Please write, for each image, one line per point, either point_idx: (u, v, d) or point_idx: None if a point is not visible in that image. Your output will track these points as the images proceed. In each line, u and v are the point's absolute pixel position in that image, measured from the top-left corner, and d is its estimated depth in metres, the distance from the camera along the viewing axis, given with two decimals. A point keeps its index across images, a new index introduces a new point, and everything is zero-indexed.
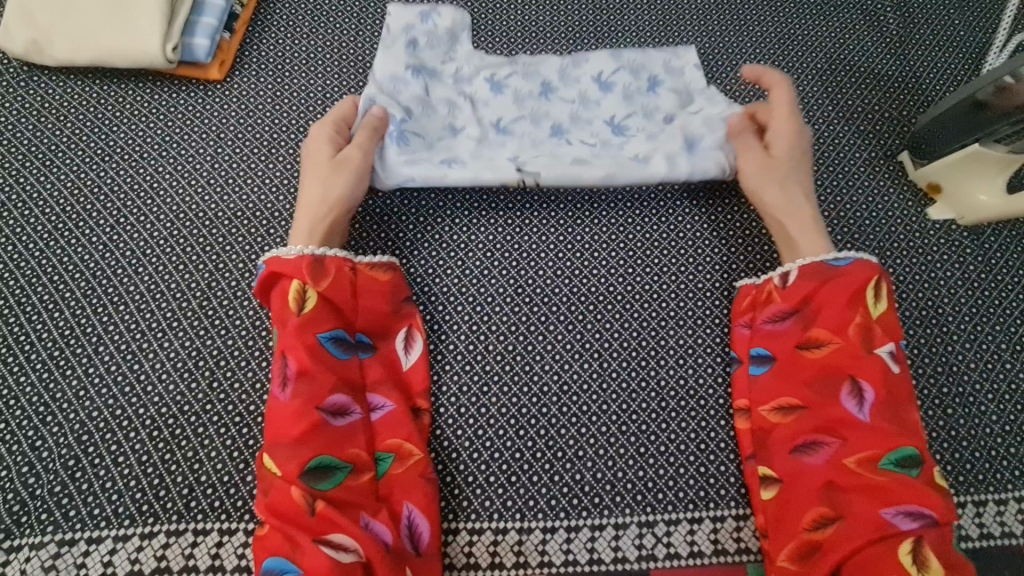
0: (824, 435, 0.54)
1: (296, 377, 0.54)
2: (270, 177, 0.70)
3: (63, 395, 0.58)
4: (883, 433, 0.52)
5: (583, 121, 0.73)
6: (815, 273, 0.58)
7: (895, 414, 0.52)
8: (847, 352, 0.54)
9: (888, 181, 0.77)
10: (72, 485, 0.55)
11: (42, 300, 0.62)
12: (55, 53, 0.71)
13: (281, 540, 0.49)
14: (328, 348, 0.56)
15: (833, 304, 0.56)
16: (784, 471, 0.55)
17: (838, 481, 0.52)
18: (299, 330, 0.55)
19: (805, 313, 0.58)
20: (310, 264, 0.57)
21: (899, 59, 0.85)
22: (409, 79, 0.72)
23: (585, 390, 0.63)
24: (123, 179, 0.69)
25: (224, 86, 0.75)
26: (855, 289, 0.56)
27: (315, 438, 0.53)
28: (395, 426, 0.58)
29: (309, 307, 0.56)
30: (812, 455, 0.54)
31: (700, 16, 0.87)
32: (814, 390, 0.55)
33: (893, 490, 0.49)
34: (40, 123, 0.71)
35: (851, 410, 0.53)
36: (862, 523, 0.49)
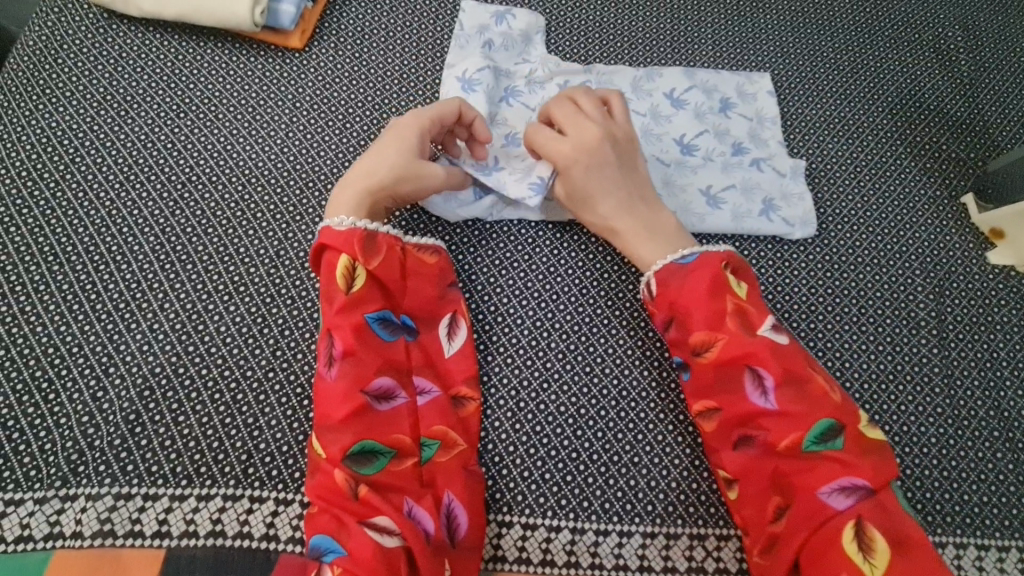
0: (750, 428, 0.54)
1: (342, 358, 0.54)
2: (343, 152, 0.70)
3: (127, 348, 0.58)
4: (797, 413, 0.52)
5: (653, 135, 0.75)
6: (670, 275, 0.60)
7: (796, 392, 0.53)
8: (736, 344, 0.54)
9: (951, 221, 0.77)
10: (131, 439, 0.54)
11: (109, 251, 0.62)
12: (140, 4, 0.70)
13: (328, 518, 0.49)
14: (372, 329, 0.56)
15: (697, 305, 0.57)
16: (733, 471, 0.55)
17: (781, 470, 0.53)
18: (345, 309, 0.55)
19: (685, 316, 0.58)
20: (360, 238, 0.57)
21: (968, 101, 0.85)
22: (481, 78, 0.72)
23: (644, 398, 0.63)
24: (197, 138, 0.68)
25: (302, 55, 0.74)
26: (716, 279, 0.57)
27: (358, 421, 0.52)
28: (438, 413, 0.57)
29: (357, 287, 0.56)
30: (748, 449, 0.55)
31: (776, 38, 0.87)
32: (716, 384, 0.56)
33: (824, 470, 0.51)
34: (116, 73, 0.70)
35: (757, 401, 0.54)
36: (809, 510, 0.51)
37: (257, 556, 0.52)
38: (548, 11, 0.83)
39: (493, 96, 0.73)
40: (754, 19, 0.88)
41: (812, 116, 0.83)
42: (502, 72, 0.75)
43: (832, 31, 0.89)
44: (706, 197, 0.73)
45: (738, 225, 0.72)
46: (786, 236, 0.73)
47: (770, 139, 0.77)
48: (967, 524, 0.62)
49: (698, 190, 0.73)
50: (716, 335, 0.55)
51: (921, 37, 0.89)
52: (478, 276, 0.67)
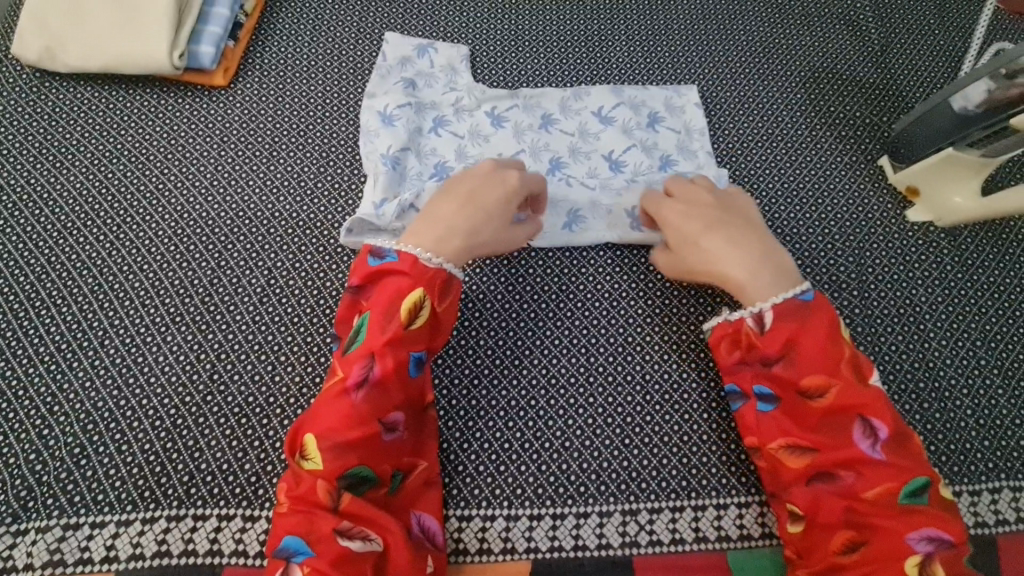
0: (842, 470, 0.52)
1: (373, 385, 0.54)
2: (270, 179, 0.73)
3: (70, 385, 0.60)
4: (897, 462, 0.52)
5: (580, 154, 0.76)
6: (789, 316, 0.57)
7: (901, 447, 0.52)
8: (849, 393, 0.53)
9: (868, 184, 0.80)
10: (78, 471, 0.57)
11: (50, 295, 0.65)
12: (67, 60, 0.74)
13: (302, 519, 0.49)
14: (410, 367, 0.56)
15: (815, 347, 0.55)
16: (807, 501, 0.54)
17: (862, 508, 0.51)
18: (396, 341, 0.55)
19: (793, 358, 0.56)
20: (442, 282, 0.58)
21: (879, 68, 0.88)
22: (403, 112, 0.75)
23: (572, 384, 0.65)
24: (130, 181, 0.72)
25: (228, 92, 0.78)
26: (832, 330, 0.55)
27: (369, 446, 0.53)
28: (427, 446, 0.59)
29: (417, 324, 0.56)
30: (832, 485, 0.53)
31: (689, 26, 0.90)
32: (816, 430, 0.54)
33: (912, 518, 0.50)
34: (51, 127, 0.74)
35: (863, 445, 0.52)
36: (887, 547, 0.50)
37: (202, 570, 0.55)
38: (462, 25, 0.86)
39: (416, 128, 0.75)
40: (666, 11, 0.91)
41: (727, 98, 0.86)
42: (427, 106, 0.78)
43: (743, 14, 0.92)
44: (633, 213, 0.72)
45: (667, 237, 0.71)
46: None
47: (698, 150, 0.78)
48: None
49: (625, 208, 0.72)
50: (832, 382, 0.54)
51: (831, 11, 0.92)
52: None
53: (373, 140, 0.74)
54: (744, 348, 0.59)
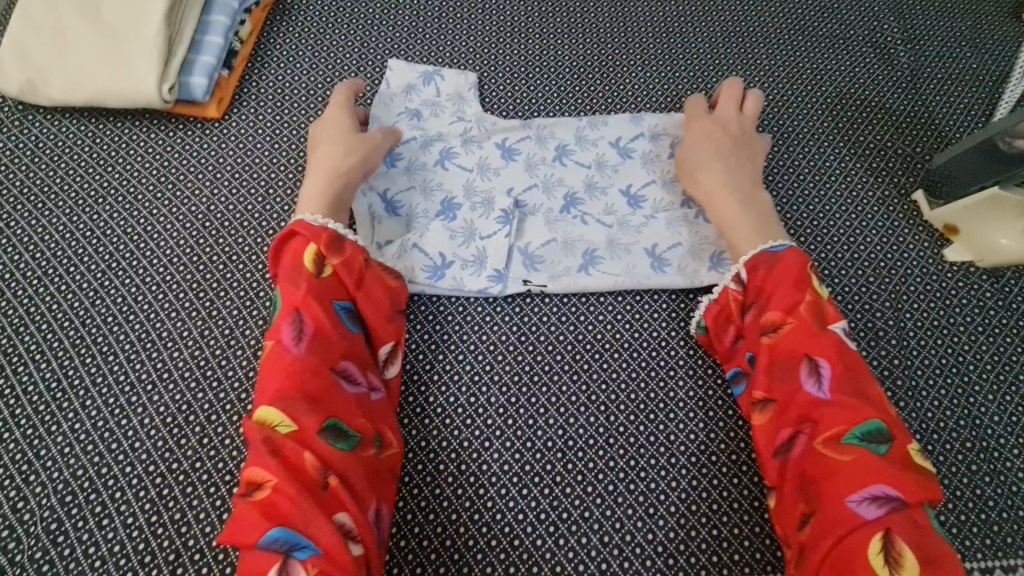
0: (795, 425, 0.52)
1: (311, 338, 0.53)
2: (266, 219, 0.69)
3: (48, 452, 0.56)
4: (849, 406, 0.51)
5: (597, 189, 0.71)
6: (758, 264, 0.59)
7: (854, 390, 0.51)
8: (798, 332, 0.54)
9: (902, 220, 0.75)
10: (54, 549, 0.52)
11: (29, 351, 0.60)
12: (50, 93, 0.69)
13: (291, 504, 0.46)
14: (341, 317, 0.56)
15: (781, 289, 0.56)
16: (773, 471, 0.53)
17: (814, 470, 0.50)
18: (313, 292, 0.55)
19: (761, 300, 0.57)
20: (330, 237, 0.58)
21: (910, 95, 0.83)
22: (409, 148, 0.72)
23: (591, 445, 0.60)
24: (116, 223, 0.67)
25: (221, 124, 0.73)
26: (800, 274, 0.56)
27: (331, 401, 0.51)
28: (387, 414, 0.57)
29: (325, 273, 0.56)
30: (793, 447, 0.52)
31: (709, 49, 0.85)
32: (770, 374, 0.55)
33: (861, 470, 0.48)
34: (33, 164, 0.70)
35: (811, 390, 0.52)
36: (834, 514, 0.47)
37: None
38: (470, 53, 0.81)
39: (423, 164, 0.71)
40: (685, 34, 0.86)
41: None
42: (435, 138, 0.73)
43: (765, 36, 0.87)
44: (652, 256, 0.68)
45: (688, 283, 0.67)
46: None
47: None
48: None
49: (643, 250, 0.68)
50: (786, 322, 0.55)
51: (857, 33, 0.88)
52: (413, 333, 0.65)
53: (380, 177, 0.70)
54: (727, 312, 0.61)
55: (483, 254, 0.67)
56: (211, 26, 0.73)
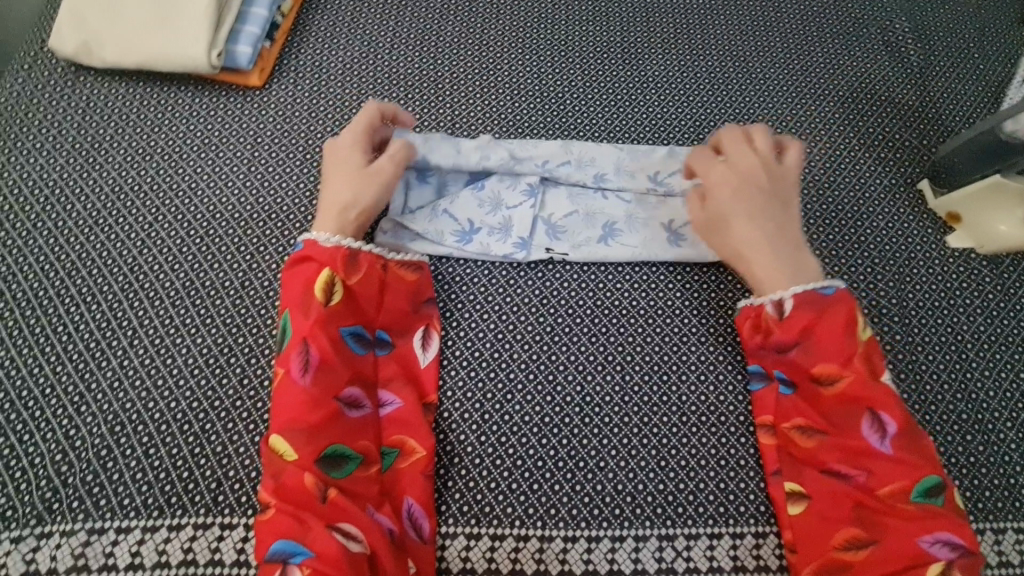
0: (851, 464, 0.55)
1: (315, 368, 0.55)
2: (303, 182, 0.72)
3: (98, 386, 0.59)
4: (907, 460, 0.53)
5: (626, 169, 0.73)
6: (811, 303, 0.59)
7: (915, 441, 0.54)
8: (859, 387, 0.55)
9: (908, 208, 0.78)
10: (104, 474, 0.56)
11: (80, 292, 0.64)
12: (104, 56, 0.73)
13: (290, 522, 0.50)
14: (347, 342, 0.59)
15: (833, 335, 0.57)
16: (813, 493, 0.57)
17: (868, 504, 0.54)
18: (323, 321, 0.57)
19: (809, 343, 0.59)
20: (344, 256, 0.60)
21: (919, 91, 0.87)
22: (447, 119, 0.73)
23: (607, 402, 0.63)
24: (163, 179, 0.71)
25: (262, 92, 0.77)
26: (850, 318, 0.57)
27: (330, 430, 0.55)
28: (401, 422, 0.60)
29: (334, 301, 0.58)
30: (842, 481, 0.55)
31: (726, 43, 0.90)
32: (828, 416, 0.57)
33: (921, 519, 0.51)
34: (84, 121, 0.73)
35: (872, 442, 0.54)
36: (888, 548, 0.52)
37: None
38: (498, 33, 0.87)
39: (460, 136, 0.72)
40: (704, 28, 0.91)
41: (764, 114, 0.85)
42: None
43: (781, 32, 0.91)
44: (669, 232, 0.71)
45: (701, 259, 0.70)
46: None
47: None
48: None
49: (661, 224, 0.71)
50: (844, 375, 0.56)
51: (869, 31, 0.92)
52: (440, 293, 0.68)
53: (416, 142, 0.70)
54: (764, 332, 0.62)
55: (508, 223, 0.70)
56: None
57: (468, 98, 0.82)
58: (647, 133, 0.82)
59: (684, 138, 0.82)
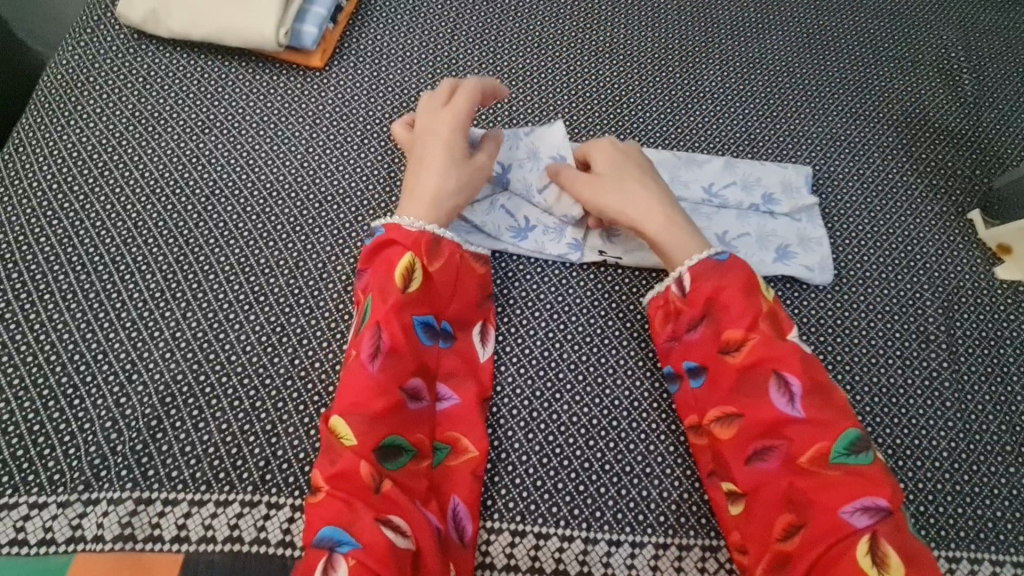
0: (771, 438, 0.54)
1: (385, 355, 0.55)
2: (360, 166, 0.72)
3: (150, 355, 0.59)
4: (820, 422, 0.53)
5: (681, 180, 0.76)
6: (704, 276, 0.60)
7: (823, 401, 0.53)
8: (760, 344, 0.55)
9: (958, 236, 0.78)
10: (153, 444, 0.55)
11: (135, 261, 0.64)
12: (170, 26, 0.73)
13: (339, 508, 0.49)
14: (417, 332, 0.58)
15: (734, 306, 0.58)
16: (746, 483, 0.54)
17: (798, 483, 0.52)
18: (399, 306, 0.57)
19: (714, 317, 0.59)
20: (427, 242, 0.61)
21: (972, 121, 0.87)
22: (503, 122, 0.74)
23: (655, 408, 0.63)
24: (220, 153, 0.71)
25: (323, 74, 0.77)
26: (745, 287, 0.58)
27: (391, 419, 0.54)
28: (458, 419, 0.59)
29: (412, 288, 0.58)
30: (766, 461, 0.54)
31: (782, 59, 0.90)
32: (736, 393, 0.56)
33: (845, 484, 0.50)
34: (145, 90, 0.73)
35: (782, 408, 0.54)
36: (825, 526, 0.49)
37: (274, 562, 0.53)
38: (557, 31, 0.87)
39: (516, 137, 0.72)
40: (760, 43, 0.91)
41: (818, 132, 0.85)
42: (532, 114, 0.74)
43: (837, 52, 0.91)
44: (721, 242, 0.73)
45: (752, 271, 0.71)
46: (801, 284, 0.73)
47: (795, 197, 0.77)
48: (982, 540, 0.62)
49: (713, 235, 0.73)
50: (749, 338, 0.56)
51: (924, 58, 0.92)
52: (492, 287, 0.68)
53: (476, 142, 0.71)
54: (675, 318, 0.62)
55: (563, 223, 0.70)
56: None
57: (526, 95, 0.82)
58: (701, 142, 0.82)
59: (738, 150, 0.82)
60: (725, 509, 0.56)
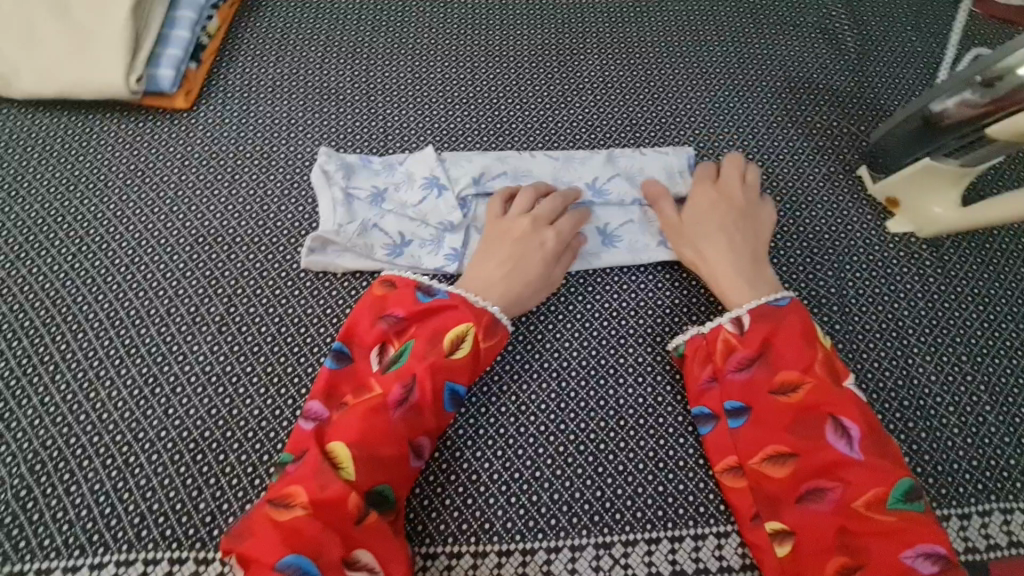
0: (826, 479, 0.53)
1: (412, 407, 0.56)
2: (232, 203, 0.71)
3: (19, 424, 0.58)
4: (877, 467, 0.52)
5: (563, 180, 0.72)
6: (763, 316, 0.59)
7: (880, 445, 0.53)
8: (823, 390, 0.55)
9: (847, 195, 0.78)
10: (24, 515, 0.55)
11: (1, 329, 0.63)
12: (22, 86, 0.72)
13: (315, 534, 0.49)
14: (446, 396, 0.57)
15: (791, 347, 0.57)
16: (797, 522, 0.53)
17: (852, 525, 0.51)
18: (435, 366, 0.56)
19: (767, 357, 0.58)
20: (489, 318, 0.60)
21: (856, 77, 0.87)
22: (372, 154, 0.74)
23: (543, 409, 0.63)
24: (87, 209, 0.70)
25: (190, 115, 0.76)
26: (805, 329, 0.58)
27: (398, 468, 0.54)
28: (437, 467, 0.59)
29: (460, 354, 0.58)
30: (820, 502, 0.52)
31: (663, 40, 0.90)
32: (794, 431, 0.55)
33: (903, 530, 0.49)
34: (7, 156, 0.72)
35: (842, 450, 0.53)
36: (880, 569, 0.49)
37: None
38: (431, 41, 0.86)
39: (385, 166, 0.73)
40: (640, 26, 0.91)
41: (701, 107, 0.84)
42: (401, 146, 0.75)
43: (718, 26, 0.91)
44: (604, 237, 0.71)
45: (636, 262, 0.70)
46: None
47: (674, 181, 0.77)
48: None
49: (594, 230, 0.71)
50: (809, 382, 0.55)
51: (806, 20, 0.92)
52: None
53: (350, 169, 0.72)
54: (719, 359, 0.60)
55: (440, 235, 0.69)
56: (178, 21, 0.76)
57: (401, 108, 0.81)
58: (583, 134, 0.82)
59: (621, 137, 0.82)
60: (771, 550, 0.54)
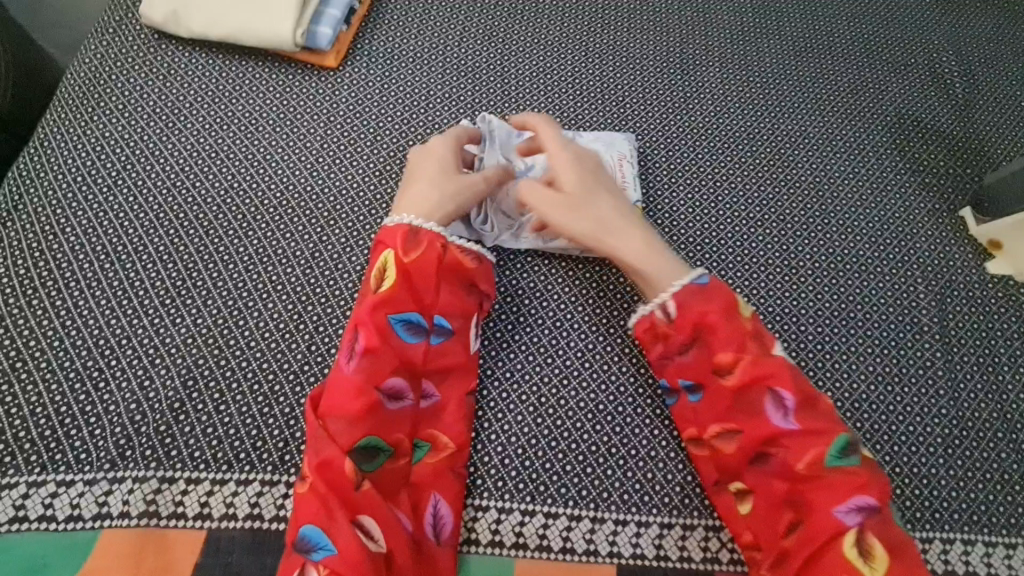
0: (768, 446, 0.55)
1: (362, 356, 0.56)
2: (374, 161, 0.75)
3: (172, 340, 0.61)
4: (810, 432, 0.54)
5: None
6: (688, 299, 0.60)
7: (813, 411, 0.55)
8: (749, 363, 0.56)
9: (950, 232, 0.81)
10: (175, 426, 0.57)
11: (157, 250, 0.66)
12: (190, 27, 0.76)
13: (317, 506, 0.49)
14: (397, 332, 0.58)
15: (725, 327, 0.58)
16: (751, 484, 0.56)
17: (796, 484, 0.54)
18: (372, 308, 0.57)
19: (705, 341, 0.59)
20: (404, 235, 0.60)
21: (963, 122, 0.90)
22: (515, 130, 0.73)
23: (660, 394, 0.65)
24: (239, 148, 0.73)
25: (337, 73, 0.80)
26: (726, 310, 0.58)
27: (378, 419, 0.54)
28: (439, 419, 0.59)
29: (386, 287, 0.58)
30: (767, 465, 0.55)
31: (780, 63, 0.93)
32: (733, 406, 0.57)
33: (837, 487, 0.52)
34: (165, 88, 0.76)
35: (773, 417, 0.55)
36: (820, 526, 0.51)
37: None
38: (561, 34, 0.90)
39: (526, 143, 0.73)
40: (759, 47, 0.94)
41: (814, 131, 0.88)
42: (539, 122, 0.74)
43: (833, 57, 0.94)
44: None
45: None
46: (798, 279, 0.75)
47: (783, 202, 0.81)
48: (974, 522, 0.64)
49: None
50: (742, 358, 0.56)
51: (917, 62, 0.95)
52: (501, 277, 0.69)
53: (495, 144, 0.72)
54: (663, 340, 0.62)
55: None
56: None
57: (532, 94, 0.84)
58: (703, 141, 0.85)
59: (738, 149, 0.85)
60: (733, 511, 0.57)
